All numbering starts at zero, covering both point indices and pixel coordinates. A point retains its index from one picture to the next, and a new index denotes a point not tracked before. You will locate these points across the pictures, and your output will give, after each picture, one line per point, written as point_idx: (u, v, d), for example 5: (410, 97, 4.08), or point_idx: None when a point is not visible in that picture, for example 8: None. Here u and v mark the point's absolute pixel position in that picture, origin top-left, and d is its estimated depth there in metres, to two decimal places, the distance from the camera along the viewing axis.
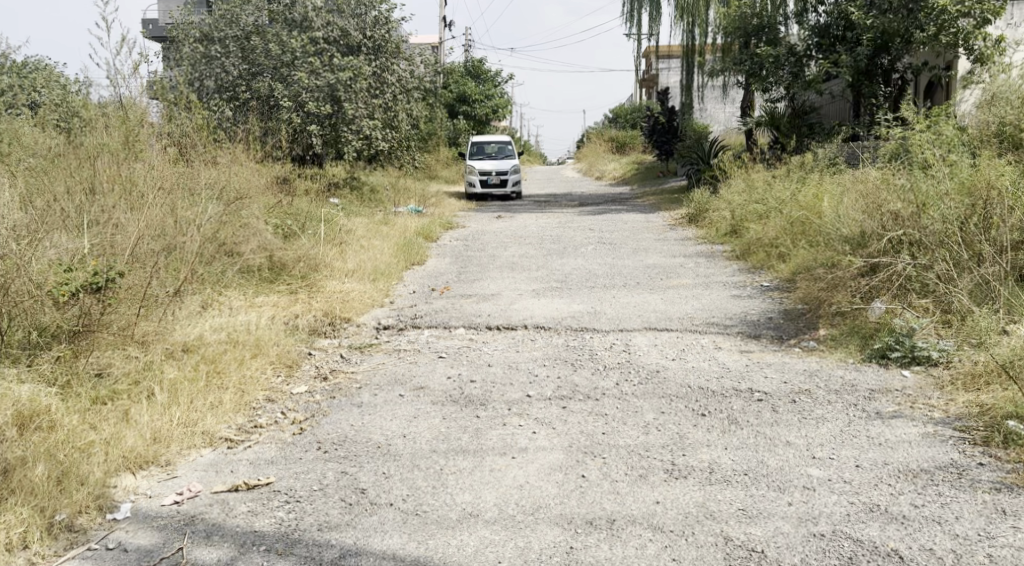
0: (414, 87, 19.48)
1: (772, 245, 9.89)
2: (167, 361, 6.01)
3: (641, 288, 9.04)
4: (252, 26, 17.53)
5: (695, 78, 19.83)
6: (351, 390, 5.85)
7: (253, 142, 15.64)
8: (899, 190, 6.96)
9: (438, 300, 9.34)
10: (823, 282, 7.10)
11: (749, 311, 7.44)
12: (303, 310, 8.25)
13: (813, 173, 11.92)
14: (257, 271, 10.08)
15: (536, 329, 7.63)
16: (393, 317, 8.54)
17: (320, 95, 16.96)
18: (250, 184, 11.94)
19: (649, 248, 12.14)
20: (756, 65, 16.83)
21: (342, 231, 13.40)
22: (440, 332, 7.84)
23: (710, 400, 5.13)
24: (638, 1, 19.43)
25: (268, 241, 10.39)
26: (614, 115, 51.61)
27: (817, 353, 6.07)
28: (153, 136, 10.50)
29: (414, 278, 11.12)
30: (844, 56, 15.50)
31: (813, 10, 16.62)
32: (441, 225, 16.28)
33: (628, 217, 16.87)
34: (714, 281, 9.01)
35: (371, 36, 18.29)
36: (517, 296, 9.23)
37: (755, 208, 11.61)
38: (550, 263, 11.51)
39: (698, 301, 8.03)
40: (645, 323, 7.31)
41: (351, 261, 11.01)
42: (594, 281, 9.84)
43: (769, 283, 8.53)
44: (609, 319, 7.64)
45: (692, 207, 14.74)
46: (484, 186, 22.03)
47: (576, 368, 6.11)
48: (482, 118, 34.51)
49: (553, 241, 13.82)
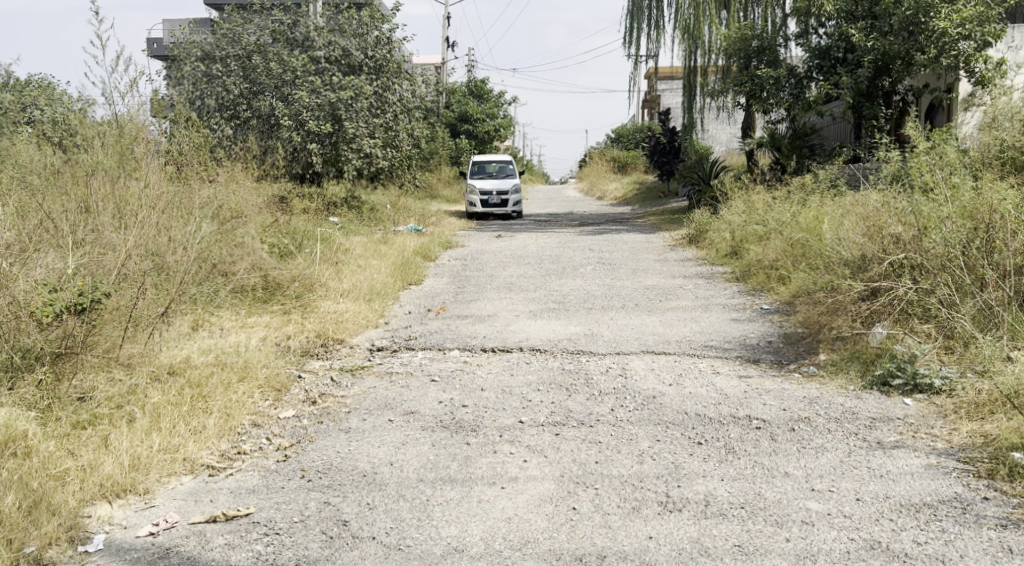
0: (414, 106, 19.46)
1: (772, 267, 9.77)
2: (152, 385, 5.90)
3: (639, 310, 8.90)
4: (254, 45, 17.42)
5: (697, 99, 19.75)
6: (340, 415, 5.73)
7: (252, 162, 15.55)
8: (900, 213, 6.84)
9: (434, 321, 9.22)
10: (824, 306, 6.96)
11: (748, 335, 7.30)
12: (294, 332, 8.17)
13: (814, 195, 11.84)
14: (250, 290, 9.98)
15: (532, 351, 7.50)
16: (387, 338, 8.41)
17: (321, 114, 16.89)
18: (248, 204, 11.85)
19: (648, 269, 12.03)
20: (757, 86, 16.74)
21: (340, 250, 13.31)
22: (434, 354, 7.70)
23: (707, 427, 5.00)
24: (639, 22, 19.47)
25: (262, 260, 10.32)
26: (615, 136, 51.72)
27: (817, 379, 5.94)
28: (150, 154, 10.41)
29: (410, 298, 10.99)
30: (844, 77, 15.36)
31: (814, 32, 16.54)
32: (440, 244, 16.18)
33: (629, 237, 16.76)
34: (714, 303, 8.88)
35: (373, 56, 18.34)
36: (513, 318, 9.10)
37: (756, 229, 11.50)
38: (548, 283, 11.38)
39: (697, 324, 7.89)
40: (642, 346, 7.18)
41: (347, 281, 10.88)
42: (592, 302, 9.71)
43: (769, 305, 8.41)
44: (607, 342, 7.51)
45: (692, 228, 14.63)
46: (485, 205, 21.94)
47: (570, 393, 5.97)
48: (483, 137, 34.49)
49: (552, 261, 13.71)
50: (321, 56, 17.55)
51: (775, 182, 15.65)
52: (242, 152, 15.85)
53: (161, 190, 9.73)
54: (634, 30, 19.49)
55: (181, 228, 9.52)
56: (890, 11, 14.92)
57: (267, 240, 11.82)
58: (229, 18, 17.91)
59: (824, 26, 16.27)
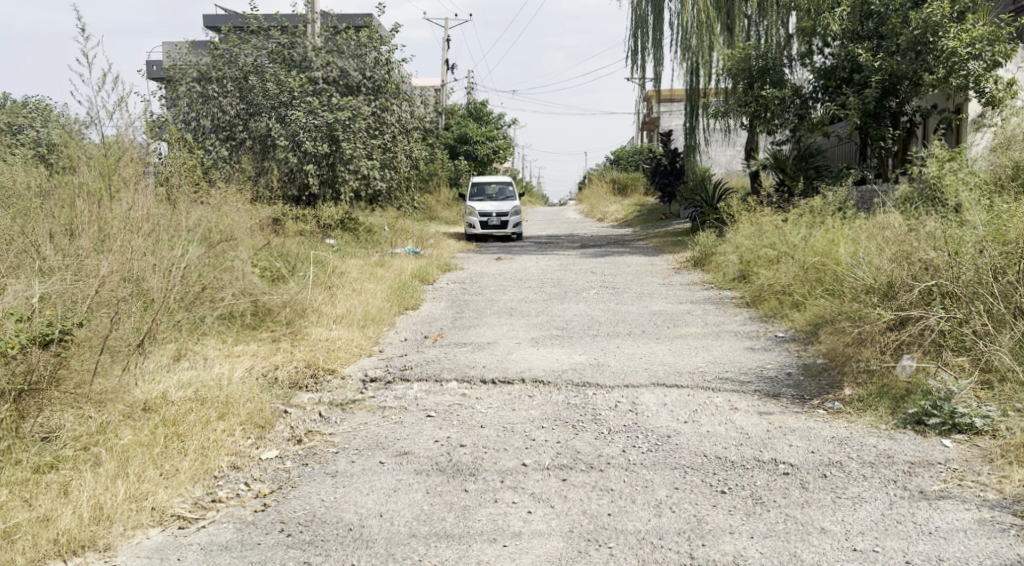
0: (412, 127, 19.08)
1: (784, 292, 9.32)
2: (123, 424, 5.48)
3: (647, 337, 8.47)
4: (249, 66, 17.12)
5: (700, 121, 19.37)
6: (327, 456, 5.30)
7: (246, 184, 15.14)
8: (930, 237, 6.40)
9: (430, 349, 8.77)
10: (847, 336, 6.53)
11: (765, 366, 6.84)
12: (282, 362, 7.76)
13: (825, 218, 11.43)
14: (239, 316, 9.56)
15: (534, 383, 7.04)
16: (381, 368, 7.97)
17: (318, 134, 16.50)
18: (239, 230, 11.46)
19: (654, 293, 11.59)
20: (762, 106, 16.33)
21: (335, 274, 12.88)
22: (430, 386, 7.23)
23: (729, 473, 4.56)
24: (641, 42, 19.01)
25: (252, 285, 9.84)
26: (616, 158, 51.45)
27: (843, 416, 5.50)
28: (144, 175, 9.93)
29: (406, 324, 10.53)
30: (851, 97, 14.94)
31: (818, 52, 16.15)
32: (438, 267, 15.75)
33: (632, 260, 16.33)
34: (726, 330, 8.42)
35: (371, 76, 18.02)
36: (515, 346, 8.64)
37: (766, 252, 11.08)
38: (550, 309, 10.93)
39: (709, 353, 7.43)
40: (652, 379, 6.71)
41: (341, 306, 10.45)
42: (597, 329, 9.26)
43: (783, 333, 7.97)
44: (614, 373, 7.05)
45: (698, 250, 14.21)
46: (484, 227, 21.53)
47: (577, 431, 5.50)
48: (482, 159, 34.13)
49: (554, 285, 13.27)
50: (318, 77, 17.20)
51: (782, 204, 15.23)
52: (236, 174, 15.44)
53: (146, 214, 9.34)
54: (635, 50, 19.08)
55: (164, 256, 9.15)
56: (897, 30, 14.54)
57: (258, 264, 11.41)
58: (226, 38, 17.56)
59: (829, 46, 15.88)
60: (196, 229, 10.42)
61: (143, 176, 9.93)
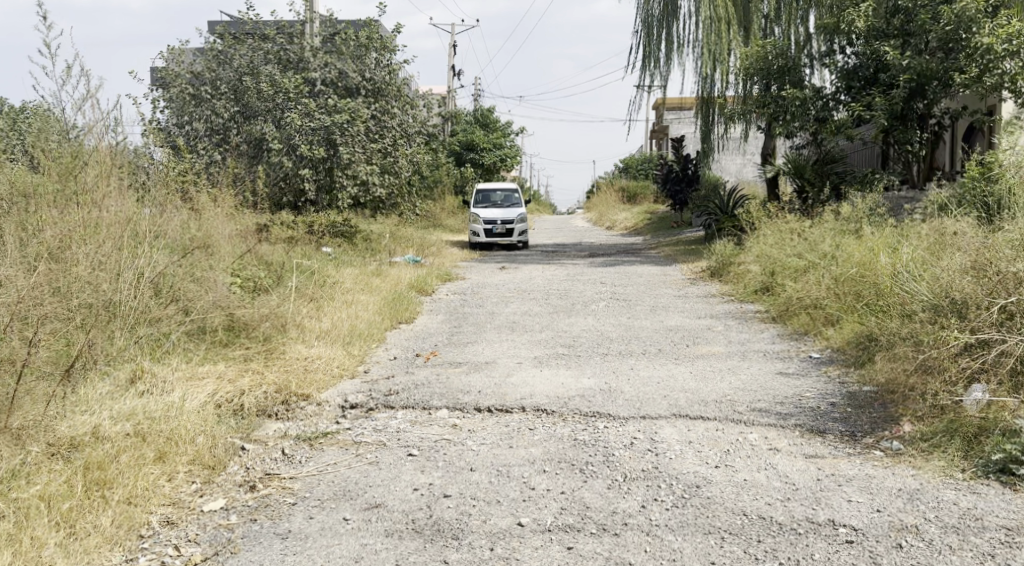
0: (414, 131, 18.16)
1: (816, 306, 8.37)
2: (44, 464, 4.72)
3: (663, 357, 7.54)
4: (247, 67, 16.10)
5: (714, 126, 18.19)
6: (281, 509, 4.44)
7: (236, 192, 14.30)
8: (1007, 245, 5.44)
9: (421, 369, 7.84)
10: (904, 361, 5.57)
11: (804, 393, 5.90)
12: (249, 387, 6.88)
13: (857, 226, 10.47)
14: (211, 332, 8.71)
15: (536, 412, 6.09)
16: (363, 393, 7.05)
17: (315, 138, 15.57)
18: (217, 241, 10.58)
19: (668, 306, 10.66)
20: (781, 108, 15.18)
21: (325, 285, 11.96)
22: (417, 415, 6.29)
23: (778, 540, 3.68)
24: (651, 37, 17.70)
25: (224, 298, 8.92)
26: (624, 166, 50.49)
27: (906, 459, 4.57)
28: (112, 179, 9.09)
29: (398, 340, 9.60)
30: (877, 97, 13.74)
31: (840, 51, 15.04)
32: (437, 277, 14.83)
33: (643, 269, 15.40)
34: (753, 349, 7.47)
35: (371, 78, 17.18)
36: (515, 366, 7.69)
37: (794, 262, 10.12)
38: (555, 323, 9.98)
39: (736, 377, 6.49)
40: (673, 409, 5.75)
41: (326, 320, 9.52)
42: (606, 347, 8.32)
43: (818, 354, 7.04)
44: (628, 401, 6.09)
45: (715, 261, 13.28)
46: (489, 235, 20.60)
47: (587, 477, 4.55)
48: (489, 167, 33.21)
49: (560, 296, 12.33)
50: (315, 78, 16.32)
51: (803, 212, 14.23)
52: (226, 179, 14.57)
53: (95, 230, 8.52)
54: (645, 53, 17.77)
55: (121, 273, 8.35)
56: (926, 27, 13.37)
57: (238, 274, 10.52)
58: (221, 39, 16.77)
59: (852, 45, 14.74)
60: (165, 239, 9.56)
61: (111, 180, 9.07)
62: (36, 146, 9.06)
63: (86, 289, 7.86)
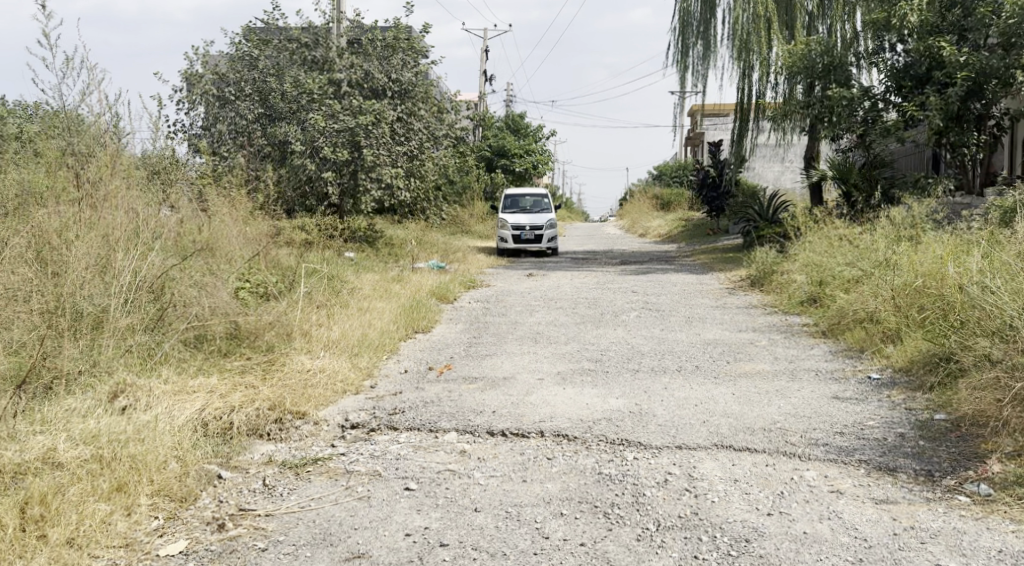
0: (443, 134, 17.21)
1: (874, 322, 7.62)
2: None
3: (702, 375, 6.79)
4: (272, 68, 15.75)
5: (753, 130, 17.32)
6: (246, 559, 3.83)
7: (254, 195, 13.68)
8: None
9: (433, 385, 7.11)
10: (995, 391, 4.77)
11: (866, 422, 5.16)
12: (240, 403, 6.16)
13: (918, 235, 9.58)
14: (211, 341, 8.04)
15: (555, 438, 5.36)
16: (366, 411, 6.35)
17: (339, 140, 14.78)
18: (225, 246, 9.93)
19: (705, 318, 9.89)
20: (827, 109, 14.25)
21: (343, 291, 11.32)
22: (422, 438, 5.58)
23: None
24: (689, 36, 16.93)
25: (226, 304, 8.24)
26: (659, 173, 49.46)
27: (1001, 509, 3.81)
28: (114, 180, 8.48)
29: (412, 351, 8.89)
30: (932, 97, 12.83)
31: (890, 49, 14.13)
32: (461, 284, 14.12)
33: (678, 278, 14.62)
34: (803, 368, 6.77)
35: (397, 79, 16.26)
36: (536, 384, 6.93)
37: (850, 275, 9.23)
38: (582, 335, 9.22)
39: (786, 403, 5.75)
40: (713, 438, 5.01)
41: (336, 328, 8.80)
42: (638, 362, 7.56)
43: (877, 376, 6.33)
44: (661, 427, 5.36)
45: (755, 270, 12.49)
46: (517, 241, 19.86)
47: (611, 525, 3.84)
48: (521, 173, 32.49)
49: (589, 305, 11.58)
50: (341, 79, 15.64)
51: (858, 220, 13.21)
52: (243, 181, 13.98)
53: (87, 230, 7.93)
54: (682, 52, 17.01)
55: (114, 277, 7.73)
56: (986, 21, 12.50)
57: (247, 280, 9.87)
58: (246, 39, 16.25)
59: (904, 42, 13.82)
60: (167, 241, 8.93)
61: (112, 181, 8.45)
62: (37, 141, 8.54)
63: (71, 295, 7.27)
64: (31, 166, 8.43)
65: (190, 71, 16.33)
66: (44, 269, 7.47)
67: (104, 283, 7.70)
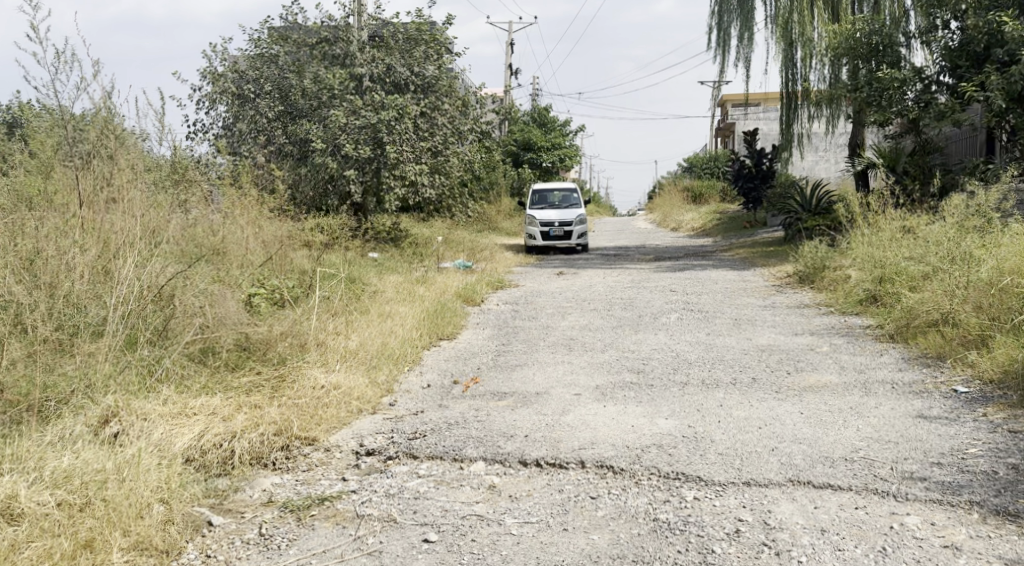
0: (467, 129, 16.28)
1: (951, 321, 7.42)
2: None
3: (766, 397, 6.07)
4: (292, 65, 15.11)
5: (796, 117, 16.47)
6: None
7: (273, 196, 13.02)
8: None
9: (458, 403, 6.40)
10: None
11: (968, 450, 4.73)
12: (243, 427, 5.43)
13: (994, 233, 8.72)
14: (218, 356, 7.08)
15: (599, 470, 4.68)
16: (383, 434, 5.62)
17: (361, 137, 14.11)
18: (237, 251, 9.23)
19: (753, 321, 9.18)
20: (876, 92, 13.40)
21: (367, 296, 10.68)
22: (445, 470, 4.87)
23: None
24: (727, 19, 16.10)
25: (236, 318, 7.27)
26: (689, 164, 48.45)
27: None
28: (119, 183, 7.72)
29: (436, 362, 8.17)
30: (993, 75, 11.97)
31: (943, 26, 13.28)
32: (489, 285, 13.42)
33: (719, 274, 13.82)
34: (876, 381, 6.41)
35: (420, 72, 15.55)
36: (572, 401, 6.19)
37: (928, 281, 8.46)
38: (619, 341, 8.47)
39: (867, 424, 5.30)
40: (787, 473, 4.46)
41: (355, 338, 8.05)
42: (686, 374, 6.85)
43: (964, 389, 6.01)
44: (723, 456, 4.76)
45: (804, 266, 11.71)
46: (546, 239, 19.11)
47: None
48: (548, 168, 31.76)
49: (625, 307, 10.81)
50: (362, 74, 14.80)
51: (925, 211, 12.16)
52: (259, 181, 13.33)
53: (81, 236, 7.25)
54: (720, 36, 16.17)
55: (111, 287, 6.97)
56: None
57: (263, 286, 9.12)
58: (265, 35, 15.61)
59: (959, 19, 12.97)
60: (172, 245, 8.18)
61: (118, 185, 7.70)
62: (33, 144, 7.90)
63: (61, 306, 6.60)
64: (26, 166, 7.79)
65: (208, 68, 15.74)
66: (35, 280, 6.81)
67: (99, 293, 6.95)
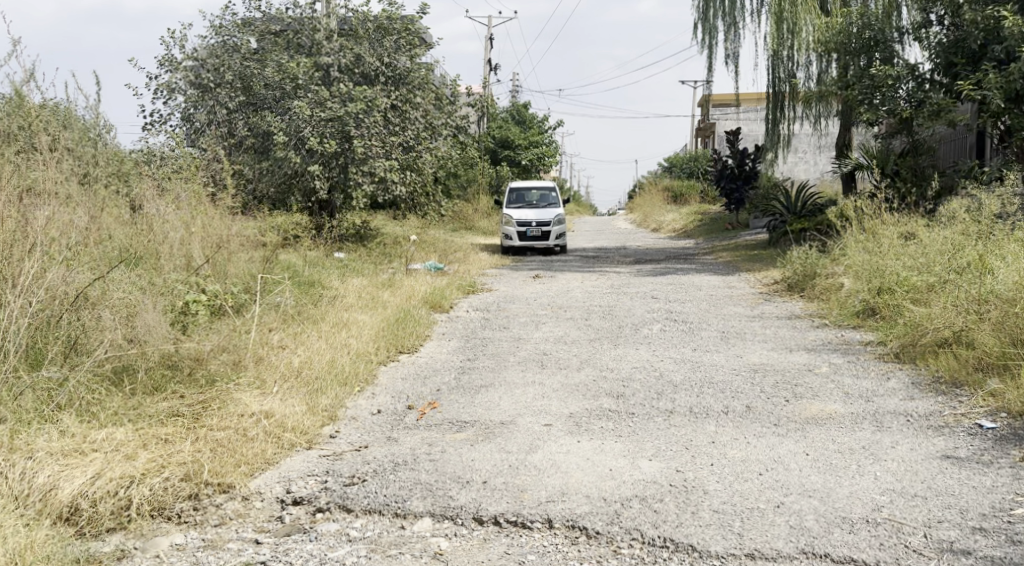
0: (442, 124, 15.27)
1: (967, 341, 6.62)
2: None
3: (771, 433, 5.21)
4: (254, 53, 14.10)
5: (783, 115, 15.63)
6: None
7: (225, 192, 12.07)
8: None
9: (410, 435, 5.53)
10: None
11: (1013, 510, 3.93)
12: (146, 470, 4.54)
13: (1007, 242, 7.91)
14: (137, 376, 6.00)
15: (568, 531, 3.86)
16: (316, 477, 4.73)
17: (325, 130, 13.12)
18: (176, 253, 8.30)
19: (745, 333, 8.37)
20: (868, 90, 12.60)
21: (322, 302, 9.78)
22: (383, 530, 4.01)
23: None
24: (715, 10, 15.21)
25: (162, 332, 6.26)
26: (671, 163, 47.68)
27: None
28: (31, 176, 6.69)
29: (392, 380, 7.29)
30: (990, 73, 11.12)
31: (938, 22, 12.58)
32: (459, 288, 12.55)
33: (703, 279, 13.04)
34: (887, 411, 5.60)
35: (391, 63, 14.44)
36: (542, 435, 5.32)
37: (934, 294, 7.67)
38: (598, 357, 7.61)
39: (889, 474, 4.44)
40: (798, 542, 3.64)
41: (300, 353, 7.11)
42: (672, 401, 6.00)
43: (994, 428, 5.18)
44: (720, 517, 3.91)
45: (794, 273, 10.90)
46: (522, 239, 18.28)
47: None
48: (527, 165, 30.93)
49: (603, 316, 9.97)
50: (326, 63, 13.81)
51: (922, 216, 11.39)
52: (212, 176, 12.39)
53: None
54: (707, 29, 15.32)
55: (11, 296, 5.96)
56: None
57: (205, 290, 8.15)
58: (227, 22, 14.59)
59: (954, 15, 12.28)
60: (94, 246, 7.21)
61: (28, 180, 6.68)
62: None
63: None
64: None
65: (166, 56, 14.76)
66: None
67: None
